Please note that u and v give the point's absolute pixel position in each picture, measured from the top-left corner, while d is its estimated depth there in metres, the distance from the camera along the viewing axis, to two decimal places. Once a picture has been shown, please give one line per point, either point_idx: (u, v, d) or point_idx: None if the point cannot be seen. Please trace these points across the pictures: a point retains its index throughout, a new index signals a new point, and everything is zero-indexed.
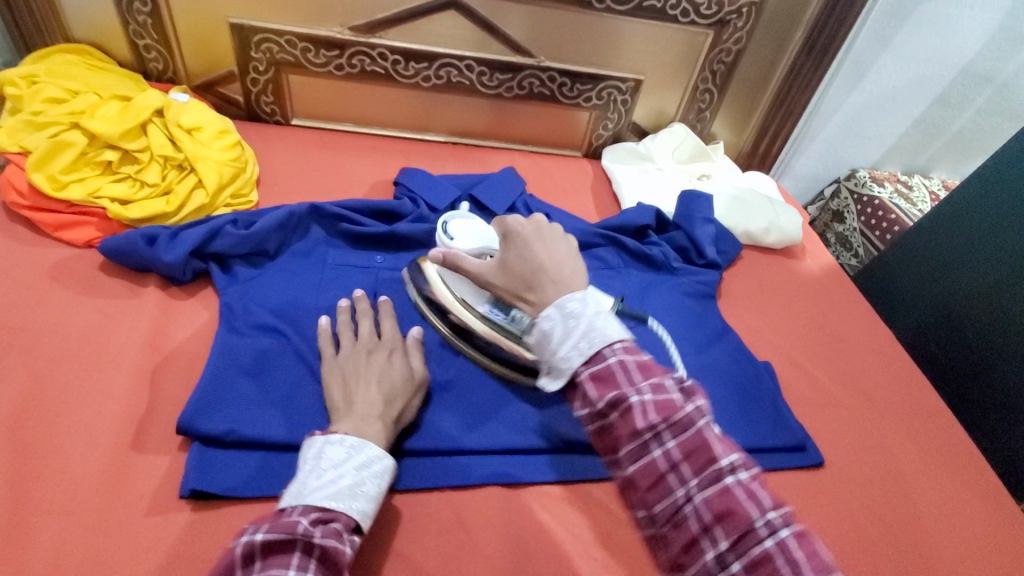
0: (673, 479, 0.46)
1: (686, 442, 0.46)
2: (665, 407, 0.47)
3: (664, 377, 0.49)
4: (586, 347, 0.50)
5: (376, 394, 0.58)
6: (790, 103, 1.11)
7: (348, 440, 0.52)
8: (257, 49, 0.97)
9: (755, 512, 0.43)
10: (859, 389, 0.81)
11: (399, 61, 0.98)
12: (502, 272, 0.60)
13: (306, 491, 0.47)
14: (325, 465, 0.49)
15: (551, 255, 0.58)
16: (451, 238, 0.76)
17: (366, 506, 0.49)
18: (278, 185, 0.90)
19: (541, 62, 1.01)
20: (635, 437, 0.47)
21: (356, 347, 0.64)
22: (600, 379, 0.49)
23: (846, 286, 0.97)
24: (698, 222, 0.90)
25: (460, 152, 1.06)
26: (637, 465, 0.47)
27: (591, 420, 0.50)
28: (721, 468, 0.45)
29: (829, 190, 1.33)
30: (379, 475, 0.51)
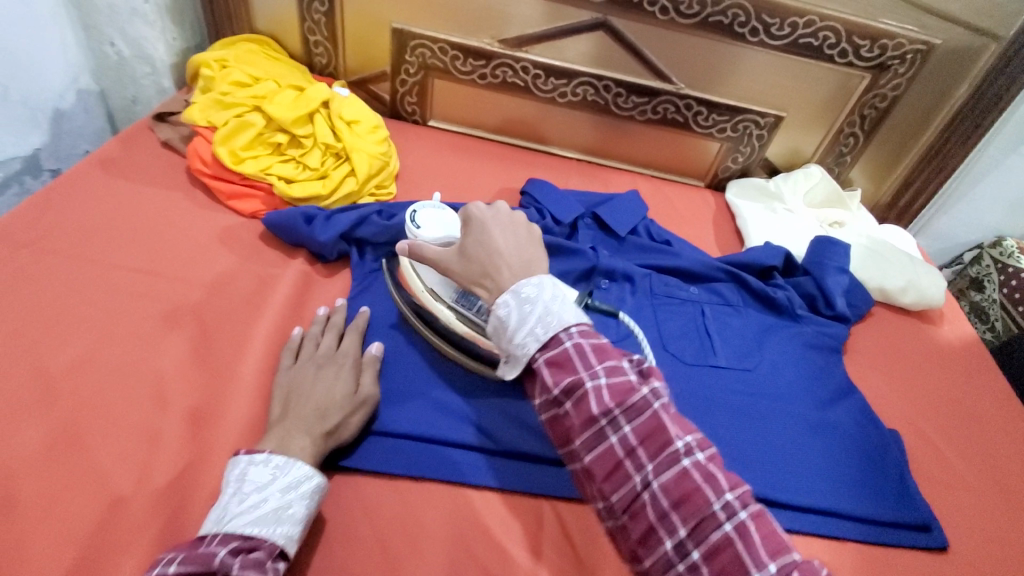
0: (630, 465, 0.43)
1: (640, 426, 0.43)
2: (619, 391, 0.45)
3: (619, 358, 0.48)
4: (541, 332, 0.49)
5: (311, 409, 0.56)
6: (943, 159, 1.03)
7: (273, 460, 0.50)
8: (412, 53, 1.03)
9: (711, 493, 0.40)
10: (999, 478, 0.74)
11: (540, 75, 1.02)
12: (463, 260, 0.58)
13: (226, 519, 0.46)
14: (247, 488, 0.48)
15: (509, 241, 0.57)
16: (417, 227, 0.71)
17: (293, 529, 0.47)
18: (414, 182, 0.96)
19: (680, 89, 1.00)
20: (590, 425, 0.45)
21: (309, 360, 0.62)
22: (557, 364, 0.47)
23: (989, 363, 0.88)
24: (830, 271, 0.86)
25: (583, 170, 1.08)
26: (595, 456, 0.44)
27: (547, 409, 0.48)
28: (677, 450, 0.42)
29: (970, 255, 1.20)
30: (307, 497, 0.49)
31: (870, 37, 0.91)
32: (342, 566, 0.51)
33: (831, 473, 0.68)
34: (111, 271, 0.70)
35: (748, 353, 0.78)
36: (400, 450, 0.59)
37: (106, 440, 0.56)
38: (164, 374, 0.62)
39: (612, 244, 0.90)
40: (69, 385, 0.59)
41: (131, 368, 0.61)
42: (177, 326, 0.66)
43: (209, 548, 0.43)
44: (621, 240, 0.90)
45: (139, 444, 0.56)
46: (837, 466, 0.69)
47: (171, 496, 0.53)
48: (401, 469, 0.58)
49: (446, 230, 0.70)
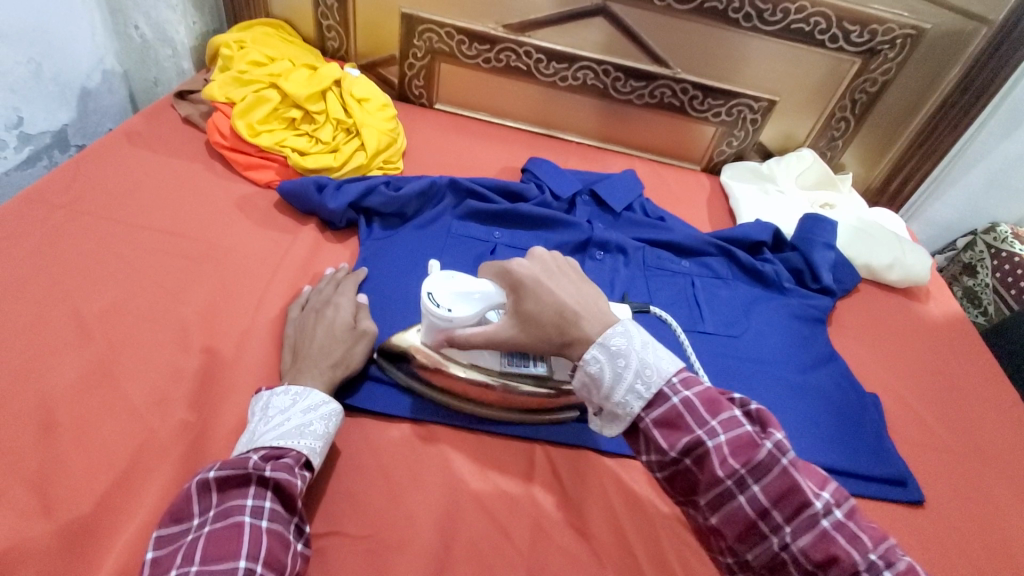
0: (764, 526, 0.45)
1: (772, 487, 0.45)
2: (741, 450, 0.46)
3: (731, 410, 0.48)
4: (644, 389, 0.49)
5: (315, 350, 0.61)
6: (933, 143, 1.06)
7: (292, 389, 0.56)
8: (419, 38, 1.08)
9: (856, 552, 0.42)
10: (974, 440, 0.77)
11: (542, 60, 1.06)
12: (525, 324, 0.55)
13: (256, 436, 0.53)
14: (272, 413, 0.55)
15: (572, 292, 0.55)
16: (443, 310, 0.58)
17: (315, 443, 0.53)
18: (421, 159, 1.00)
19: (676, 74, 1.04)
20: (715, 484, 0.46)
21: (307, 309, 0.67)
22: (666, 424, 0.48)
23: (972, 337, 0.91)
24: (817, 246, 0.90)
25: (583, 152, 1.12)
26: (722, 515, 0.46)
27: (662, 467, 0.49)
28: (816, 511, 0.44)
29: (963, 241, 1.22)
30: (325, 417, 0.55)
31: (859, 23, 0.95)
32: (350, 492, 0.56)
33: (809, 430, 0.72)
34: (137, 232, 0.75)
35: (734, 321, 0.81)
36: (401, 396, 0.64)
37: (134, 379, 0.61)
38: (186, 323, 0.67)
39: (608, 219, 0.94)
40: (101, 331, 0.64)
41: (156, 316, 0.67)
42: (198, 282, 0.71)
43: (246, 456, 0.50)
44: (617, 215, 0.94)
45: (165, 382, 0.61)
46: (816, 424, 0.72)
47: (193, 428, 0.58)
48: (401, 412, 0.63)
49: (473, 302, 0.58)
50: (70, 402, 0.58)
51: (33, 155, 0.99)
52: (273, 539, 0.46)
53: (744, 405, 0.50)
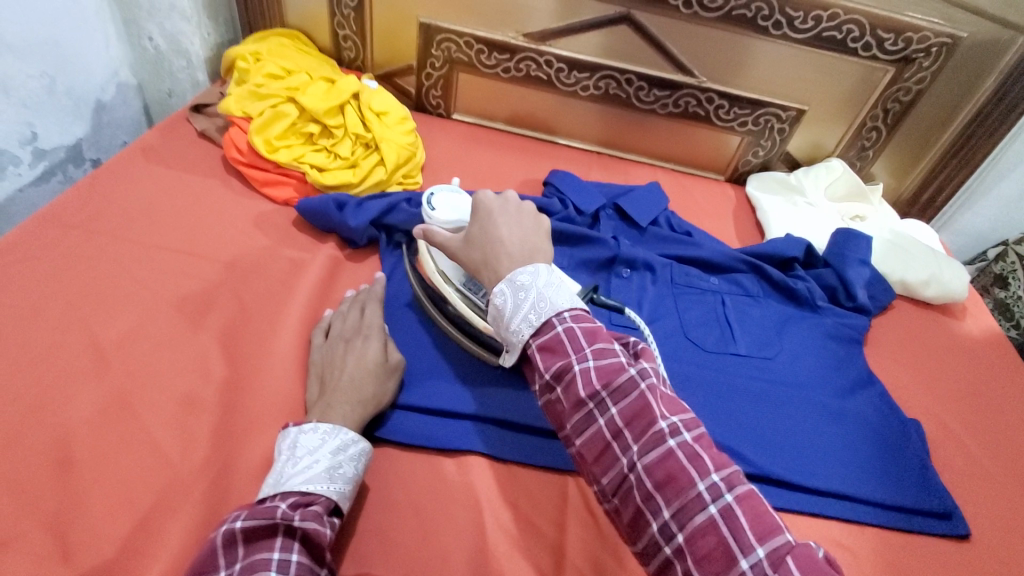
0: (617, 447, 0.44)
1: (628, 407, 0.44)
2: (606, 373, 0.46)
3: (610, 342, 0.49)
4: (535, 318, 0.50)
5: (346, 382, 0.59)
6: (967, 153, 1.03)
7: (321, 427, 0.54)
8: (438, 47, 1.06)
9: (695, 474, 0.41)
10: (1020, 468, 0.74)
11: (563, 69, 1.03)
12: (466, 246, 0.59)
13: (283, 480, 0.51)
14: (299, 453, 0.52)
15: (515, 231, 0.58)
16: (432, 208, 0.72)
17: (344, 487, 0.52)
18: (440, 172, 0.98)
19: (702, 83, 1.01)
20: (580, 406, 0.46)
21: (336, 337, 0.65)
22: (547, 349, 0.49)
23: (1013, 357, 0.88)
24: (851, 263, 0.87)
25: (604, 163, 1.09)
26: (586, 438, 0.46)
27: (544, 394, 0.50)
28: (662, 431, 0.43)
29: (995, 251, 1.18)
30: (354, 458, 0.54)
31: (894, 31, 0.92)
32: (378, 529, 0.54)
33: (849, 461, 0.69)
34: (155, 253, 0.74)
35: (768, 342, 0.78)
36: (428, 427, 0.62)
37: (156, 409, 0.59)
38: (206, 349, 0.65)
39: (634, 235, 0.91)
40: (121, 359, 0.62)
41: (177, 343, 0.65)
42: (217, 306, 0.69)
43: (274, 503, 0.48)
44: (642, 230, 0.91)
45: (188, 414, 0.59)
46: (857, 453, 0.69)
47: (217, 463, 0.56)
48: (429, 442, 0.61)
49: (458, 215, 0.71)
50: (91, 436, 0.56)
51: (48, 170, 0.97)
52: None
53: (631, 346, 0.51)
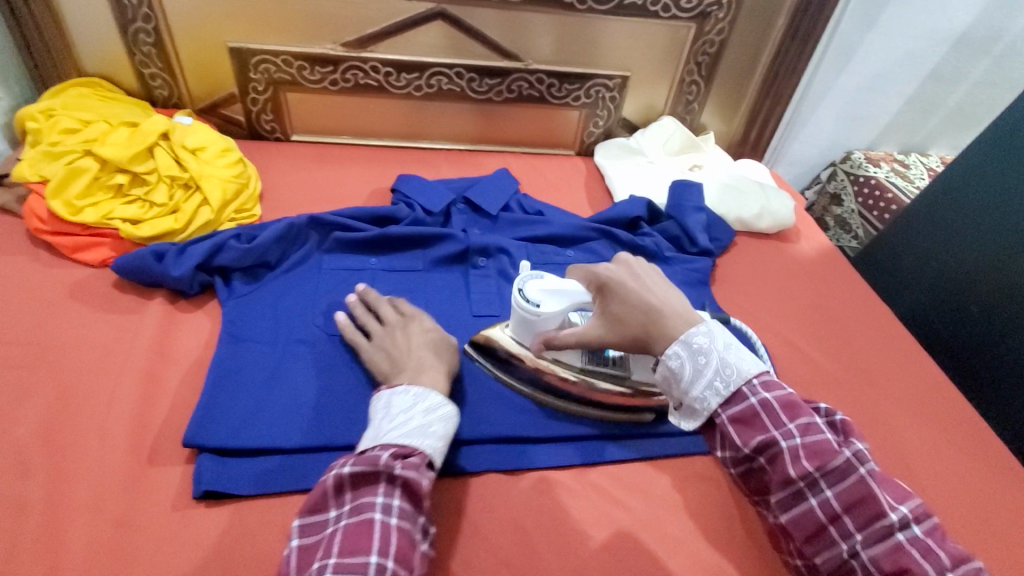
0: (835, 531, 0.46)
1: (846, 492, 0.46)
2: (817, 453, 0.47)
3: (812, 416, 0.49)
4: (722, 386, 0.49)
5: (420, 354, 0.63)
6: (778, 88, 1.11)
7: (412, 389, 0.57)
8: (255, 70, 1.01)
9: (932, 569, 0.42)
10: (857, 366, 0.82)
11: (391, 72, 1.02)
12: (613, 325, 0.56)
13: (381, 434, 0.53)
14: (395, 412, 0.55)
15: (659, 288, 0.56)
16: (536, 305, 0.64)
17: (437, 443, 0.54)
18: (280, 198, 0.94)
19: (529, 65, 1.04)
20: (788, 483, 0.47)
21: (389, 323, 0.68)
22: (742, 421, 0.49)
23: (842, 266, 0.97)
24: (688, 211, 0.93)
25: (455, 158, 1.09)
26: (793, 515, 0.47)
27: (736, 463, 0.50)
28: (891, 524, 0.44)
29: (825, 173, 1.32)
30: (444, 419, 0.56)
31: None
32: None
33: None
34: None
35: None
36: (282, 466, 0.59)
37: None
38: (20, 445, 0.58)
39: (486, 224, 0.92)
40: None
41: None
42: (30, 394, 0.63)
43: (375, 450, 0.51)
44: (495, 218, 0.92)
45: (5, 519, 0.53)
46: None
47: (44, 566, 0.51)
48: (290, 486, 0.58)
49: (568, 299, 0.63)
50: None
51: None
52: (400, 537, 0.47)
53: (831, 416, 0.52)
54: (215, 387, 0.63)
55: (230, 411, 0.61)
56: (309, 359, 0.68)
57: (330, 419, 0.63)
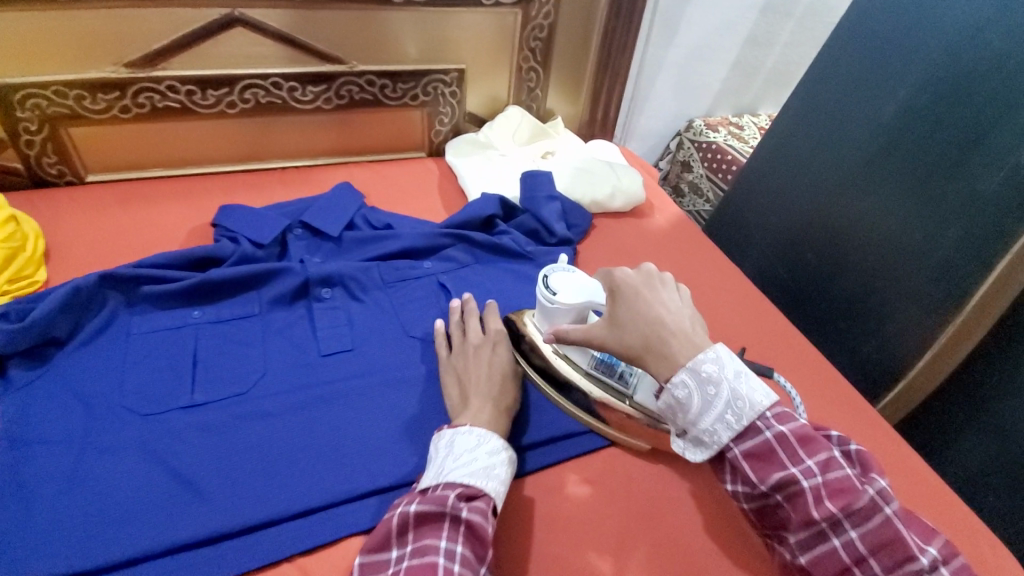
0: (860, 572, 0.44)
1: (874, 534, 0.44)
2: (840, 490, 0.45)
3: (829, 449, 0.47)
4: (734, 419, 0.47)
5: (485, 387, 0.62)
6: (614, 66, 1.13)
7: (475, 430, 0.55)
8: (21, 108, 0.83)
9: None
10: (718, 330, 0.85)
11: (194, 91, 0.89)
12: (614, 331, 0.53)
13: (445, 471, 0.51)
14: (458, 450, 0.53)
15: (671, 307, 0.53)
16: (554, 293, 0.62)
17: (500, 488, 0.52)
18: (75, 256, 0.79)
19: (354, 68, 0.95)
20: (808, 524, 0.46)
21: (464, 345, 0.68)
22: (756, 456, 0.47)
23: (695, 234, 1.01)
24: (542, 201, 0.91)
25: (291, 178, 0.99)
26: (815, 554, 0.46)
27: (751, 498, 0.49)
28: (920, 566, 0.43)
29: (674, 143, 1.38)
30: (506, 463, 0.54)
31: None
32: None
33: None
34: None
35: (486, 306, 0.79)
36: None
37: None
38: None
39: (330, 248, 0.83)
40: None
41: None
42: None
43: (441, 492, 0.49)
44: (338, 240, 0.84)
45: None
46: None
47: None
48: None
49: (587, 297, 0.61)
50: None
51: None
52: None
53: (842, 445, 0.52)
54: None
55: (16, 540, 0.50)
56: (121, 449, 0.57)
57: (152, 516, 0.53)
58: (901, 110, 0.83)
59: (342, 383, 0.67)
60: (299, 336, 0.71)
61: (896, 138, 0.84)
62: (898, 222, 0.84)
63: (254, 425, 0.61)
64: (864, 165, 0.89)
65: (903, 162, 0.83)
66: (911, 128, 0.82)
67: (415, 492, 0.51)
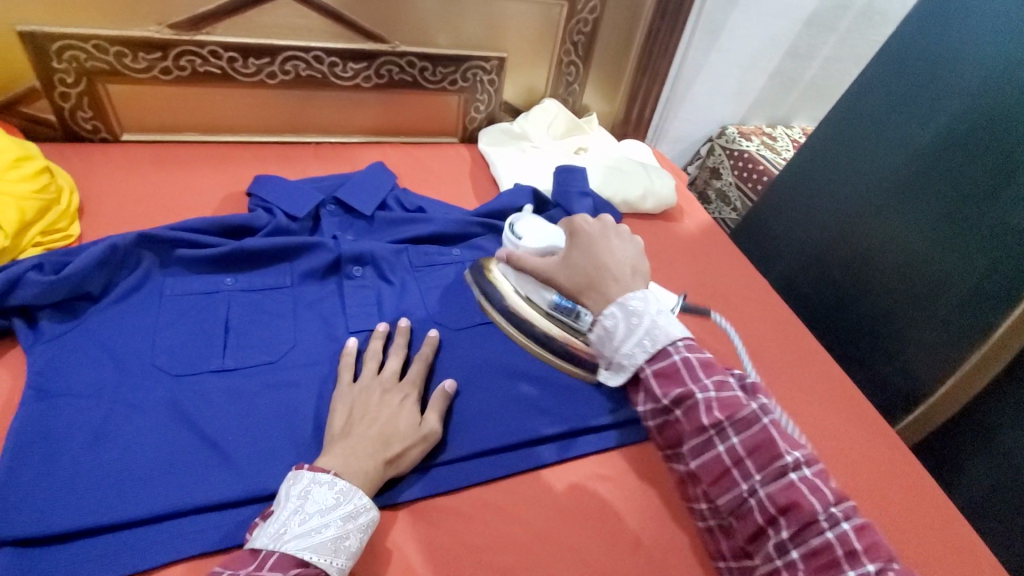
0: (737, 473, 0.45)
1: (750, 438, 0.45)
2: (727, 404, 0.46)
3: (725, 373, 0.48)
4: (650, 345, 0.48)
5: (373, 433, 0.56)
6: (654, 67, 1.12)
7: (338, 484, 0.49)
8: (60, 59, 0.83)
9: (818, 504, 0.42)
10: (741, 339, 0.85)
11: (236, 58, 0.89)
12: (563, 269, 0.55)
13: (285, 537, 0.45)
14: (309, 509, 0.47)
15: (625, 254, 0.53)
16: (518, 238, 0.70)
17: (346, 562, 0.47)
18: (107, 213, 0.79)
19: (396, 48, 0.95)
20: (700, 433, 0.46)
21: (375, 381, 0.62)
22: (664, 375, 0.47)
23: (722, 241, 1.01)
24: (574, 196, 0.90)
25: (325, 153, 0.99)
26: (701, 461, 0.47)
27: (654, 416, 0.49)
28: (785, 464, 0.44)
29: (704, 148, 1.37)
30: (363, 529, 0.49)
31: None
32: None
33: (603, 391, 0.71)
34: None
35: None
36: (119, 543, 0.49)
37: None
38: None
39: (362, 226, 0.84)
40: None
41: None
42: None
43: (270, 569, 0.43)
44: (371, 219, 0.84)
45: None
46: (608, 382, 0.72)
47: None
48: (124, 569, 0.48)
49: (547, 242, 0.67)
50: None
51: None
52: None
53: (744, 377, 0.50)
54: (16, 461, 0.51)
55: (37, 491, 0.50)
56: (150, 410, 0.57)
57: (177, 477, 0.53)
58: (940, 135, 0.82)
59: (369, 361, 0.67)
60: (329, 313, 0.71)
61: (931, 163, 0.84)
62: (927, 247, 0.84)
63: (282, 398, 0.61)
64: (897, 188, 0.88)
65: (935, 189, 0.83)
66: (949, 154, 0.81)
67: (245, 554, 0.45)
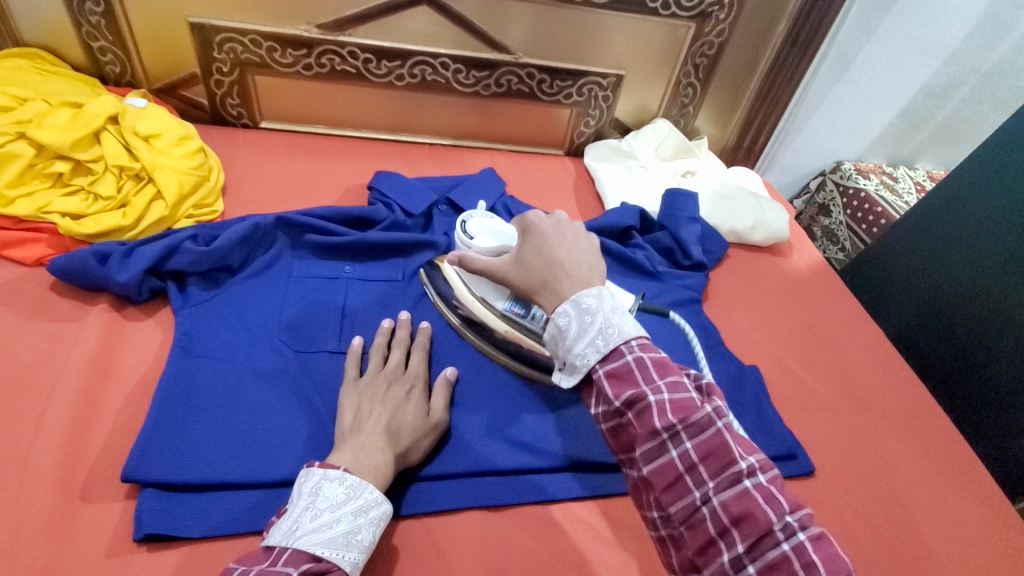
0: (690, 481, 0.41)
1: (704, 443, 0.41)
2: (682, 406, 0.42)
3: (681, 374, 0.44)
4: (603, 343, 0.45)
5: (382, 428, 0.55)
6: (774, 96, 1.08)
7: (348, 479, 0.49)
8: (219, 49, 0.91)
9: (772, 513, 0.38)
10: (851, 391, 0.80)
11: (371, 59, 0.94)
12: (518, 268, 0.53)
13: (297, 533, 0.45)
14: (321, 505, 0.47)
15: (576, 247, 0.52)
16: (470, 238, 0.70)
17: (359, 556, 0.47)
18: (246, 193, 0.86)
19: (518, 59, 0.97)
20: (652, 438, 0.42)
21: (379, 374, 0.61)
22: (616, 376, 0.44)
23: (835, 283, 0.95)
24: (683, 222, 0.89)
25: (438, 155, 1.03)
26: (653, 466, 0.42)
27: (608, 419, 0.45)
28: (739, 471, 0.40)
29: (815, 182, 1.31)
30: (374, 522, 0.49)
31: None
32: None
33: None
34: None
35: None
36: (241, 502, 0.53)
37: None
38: None
39: None
40: None
41: None
42: None
43: (283, 565, 0.42)
44: None
45: None
46: None
47: None
48: (246, 526, 0.52)
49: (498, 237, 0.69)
50: None
51: None
52: None
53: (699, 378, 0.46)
54: (161, 412, 0.56)
55: (177, 442, 0.54)
56: (274, 381, 0.61)
57: (295, 449, 0.57)
58: None
59: (474, 362, 0.69)
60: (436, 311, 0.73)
61: None
62: None
63: None
64: None
65: None
66: None
67: (260, 551, 0.44)
